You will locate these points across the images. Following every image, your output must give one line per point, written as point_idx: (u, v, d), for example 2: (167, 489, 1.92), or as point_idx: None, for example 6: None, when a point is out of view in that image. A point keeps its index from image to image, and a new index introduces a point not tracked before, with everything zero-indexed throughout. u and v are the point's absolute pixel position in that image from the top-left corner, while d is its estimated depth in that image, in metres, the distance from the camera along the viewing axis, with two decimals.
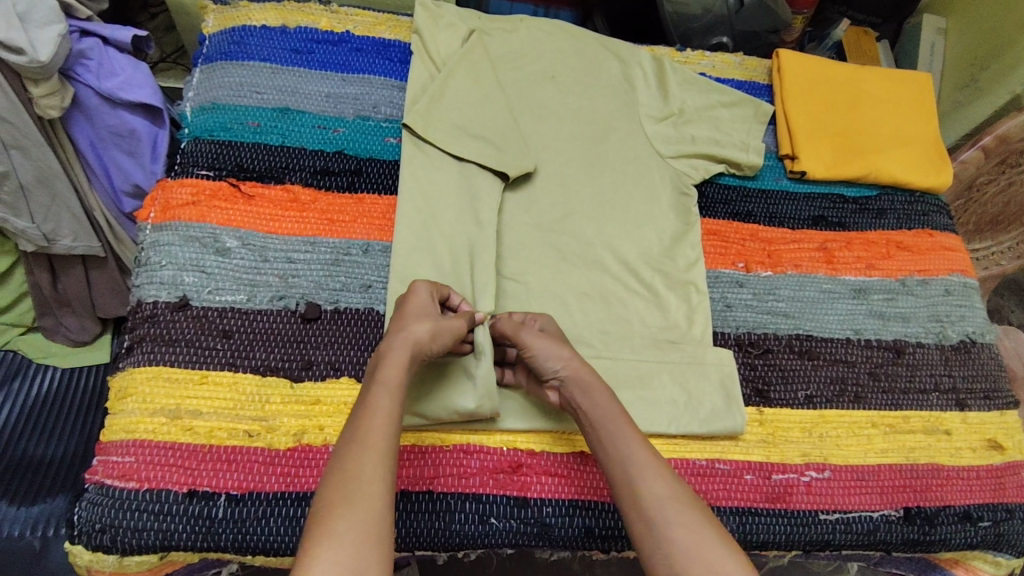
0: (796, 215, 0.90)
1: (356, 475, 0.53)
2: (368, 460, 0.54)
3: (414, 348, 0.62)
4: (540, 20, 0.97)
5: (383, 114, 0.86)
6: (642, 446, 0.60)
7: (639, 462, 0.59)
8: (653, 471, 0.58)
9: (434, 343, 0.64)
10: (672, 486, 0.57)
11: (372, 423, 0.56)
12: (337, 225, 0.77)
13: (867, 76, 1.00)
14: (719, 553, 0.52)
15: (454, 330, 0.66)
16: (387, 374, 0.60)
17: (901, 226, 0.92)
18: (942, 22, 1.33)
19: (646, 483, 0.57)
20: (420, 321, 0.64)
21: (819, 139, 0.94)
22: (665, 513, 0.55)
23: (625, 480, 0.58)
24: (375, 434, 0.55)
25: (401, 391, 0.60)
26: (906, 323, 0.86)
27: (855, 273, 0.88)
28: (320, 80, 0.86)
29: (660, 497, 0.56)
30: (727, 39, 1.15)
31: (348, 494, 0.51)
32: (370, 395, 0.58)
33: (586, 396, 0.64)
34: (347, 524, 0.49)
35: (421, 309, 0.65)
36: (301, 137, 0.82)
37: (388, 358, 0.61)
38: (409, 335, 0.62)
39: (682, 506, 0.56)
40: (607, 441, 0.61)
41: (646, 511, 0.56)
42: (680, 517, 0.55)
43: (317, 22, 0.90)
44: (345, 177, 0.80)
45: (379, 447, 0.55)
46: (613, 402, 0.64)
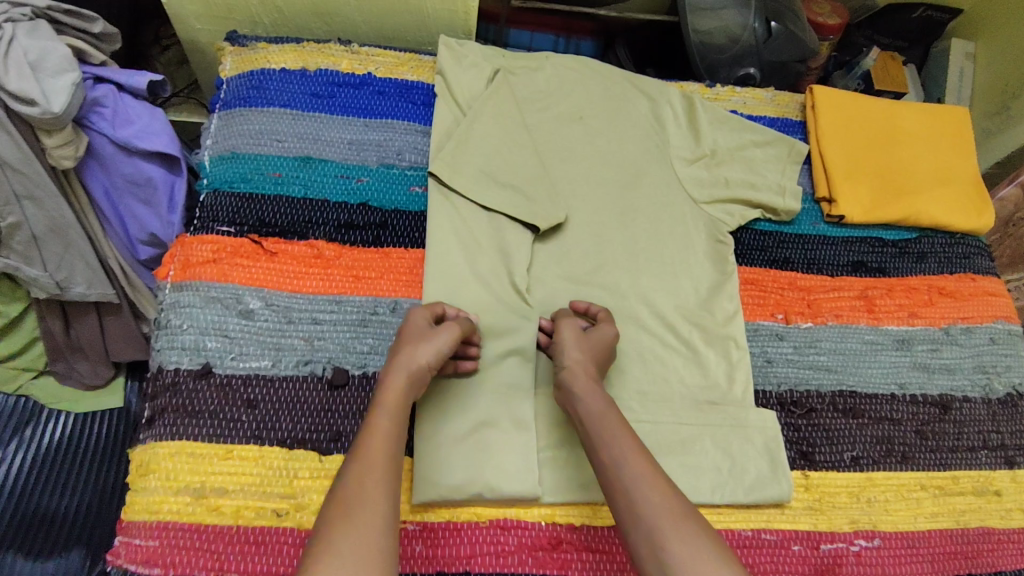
0: (835, 260, 0.87)
1: (353, 500, 0.53)
2: (370, 483, 0.55)
3: (410, 369, 0.63)
4: (566, 56, 0.94)
5: (407, 162, 0.82)
6: (640, 456, 0.60)
7: (636, 472, 0.58)
8: (650, 484, 0.58)
9: (436, 358, 0.64)
10: (668, 498, 0.57)
11: (371, 443, 0.58)
12: (363, 282, 0.74)
13: (905, 110, 0.96)
14: (717, 570, 0.52)
15: (451, 335, 0.65)
16: (388, 397, 0.61)
17: (942, 271, 0.89)
18: (971, 47, 1.29)
19: (642, 497, 0.57)
20: (418, 343, 0.64)
21: (858, 180, 0.90)
22: (664, 530, 0.55)
23: (621, 492, 0.58)
24: (376, 455, 0.57)
25: (402, 412, 0.61)
26: (952, 376, 0.83)
27: (897, 322, 0.84)
28: (341, 125, 0.83)
29: (657, 511, 0.56)
30: (754, 71, 1.12)
31: (349, 516, 0.52)
32: (373, 419, 0.59)
33: (585, 400, 0.65)
34: (350, 543, 0.51)
35: (417, 332, 0.65)
36: (323, 188, 0.79)
37: (386, 382, 0.62)
38: (406, 359, 0.63)
39: (681, 522, 0.55)
40: (603, 452, 0.61)
41: (639, 521, 0.56)
42: (677, 532, 0.54)
43: (337, 64, 0.87)
44: (370, 231, 0.77)
45: (381, 467, 0.56)
46: (614, 412, 0.64)
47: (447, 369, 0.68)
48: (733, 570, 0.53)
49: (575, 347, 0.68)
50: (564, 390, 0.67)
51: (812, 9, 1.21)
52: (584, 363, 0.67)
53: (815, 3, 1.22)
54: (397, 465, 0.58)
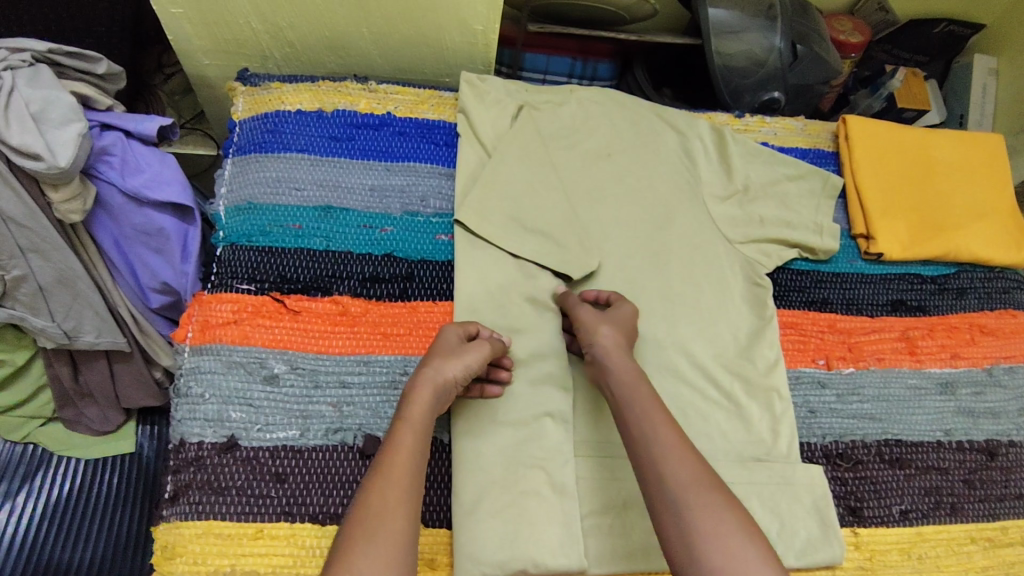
0: (873, 299, 0.84)
1: (379, 507, 0.55)
2: (392, 495, 0.56)
3: (436, 385, 0.63)
4: (590, 89, 0.91)
5: (432, 208, 0.79)
6: (670, 429, 0.62)
7: (665, 444, 0.61)
8: (677, 457, 0.60)
9: (464, 376, 0.64)
10: (696, 471, 0.59)
11: (395, 458, 0.58)
12: (391, 340, 0.71)
13: (937, 140, 0.93)
14: (739, 542, 0.55)
15: (480, 354, 0.65)
16: (412, 412, 0.61)
17: (983, 308, 0.87)
18: (994, 62, 1.26)
19: (669, 469, 0.59)
20: (446, 359, 0.64)
21: (894, 214, 0.87)
22: (689, 500, 0.57)
23: (647, 464, 0.60)
24: (399, 469, 0.58)
25: (427, 428, 0.61)
26: (997, 420, 0.80)
27: (941, 364, 0.82)
28: (362, 170, 0.80)
29: (683, 483, 0.58)
30: (779, 95, 1.07)
31: (368, 528, 0.54)
32: (397, 432, 0.60)
33: (613, 371, 0.67)
34: (371, 560, 0.52)
35: (447, 346, 0.66)
36: (346, 239, 0.75)
37: (414, 395, 0.62)
38: (433, 373, 0.63)
39: (707, 495, 0.58)
40: (635, 423, 0.63)
41: (663, 492, 0.58)
42: (703, 504, 0.57)
43: (355, 104, 0.84)
44: (397, 284, 0.74)
45: (403, 483, 0.57)
46: (646, 385, 0.66)
47: (473, 390, 0.68)
48: (753, 544, 0.56)
49: (604, 324, 0.70)
50: (596, 365, 0.68)
51: (834, 27, 1.18)
52: (616, 342, 0.69)
53: (836, 21, 1.19)
54: (419, 478, 0.59)
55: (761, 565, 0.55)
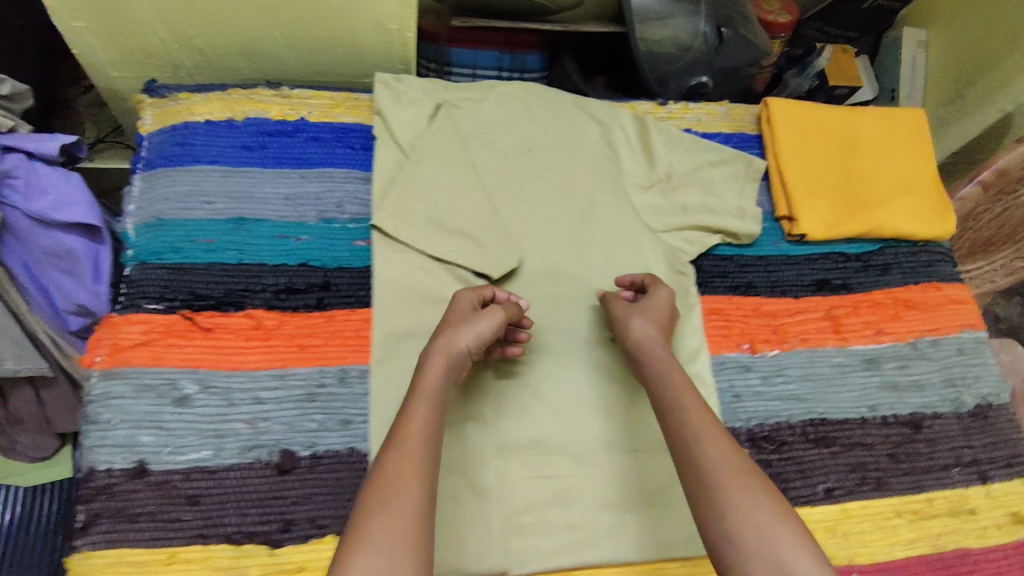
0: (798, 280, 0.85)
1: (391, 480, 0.53)
2: (405, 465, 0.54)
3: (448, 355, 0.62)
4: (511, 83, 0.90)
5: (349, 214, 0.78)
6: (703, 413, 0.60)
7: (698, 427, 0.59)
8: (711, 438, 0.58)
9: (477, 344, 0.64)
10: (729, 454, 0.57)
11: (410, 428, 0.57)
12: (308, 352, 0.70)
13: (864, 118, 0.94)
14: (776, 524, 0.52)
15: (494, 319, 0.66)
16: (426, 382, 0.60)
17: (907, 282, 0.88)
18: (923, 34, 1.26)
19: (705, 450, 0.57)
20: (458, 327, 0.64)
21: (817, 195, 0.87)
22: (725, 485, 0.55)
23: (683, 448, 0.59)
24: (413, 440, 0.56)
25: (441, 397, 0.60)
26: (922, 393, 0.81)
27: (865, 341, 0.83)
28: (276, 179, 0.78)
29: (718, 463, 0.56)
30: (707, 79, 1.07)
31: (383, 502, 0.52)
32: (411, 402, 0.59)
33: (651, 359, 0.67)
34: (382, 530, 0.50)
35: (460, 316, 0.66)
36: (260, 250, 0.74)
37: (427, 365, 0.61)
38: (446, 342, 0.63)
39: (740, 479, 0.55)
40: (668, 410, 0.62)
41: (699, 476, 0.57)
42: (741, 486, 0.55)
43: (267, 111, 0.82)
44: (313, 294, 0.73)
45: (418, 452, 0.55)
46: (680, 370, 0.65)
47: (493, 353, 0.71)
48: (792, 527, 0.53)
49: (635, 317, 0.71)
50: (634, 358, 0.70)
51: (762, 7, 1.18)
52: (651, 333, 0.69)
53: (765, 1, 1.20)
54: (433, 450, 0.57)
55: (800, 550, 0.51)
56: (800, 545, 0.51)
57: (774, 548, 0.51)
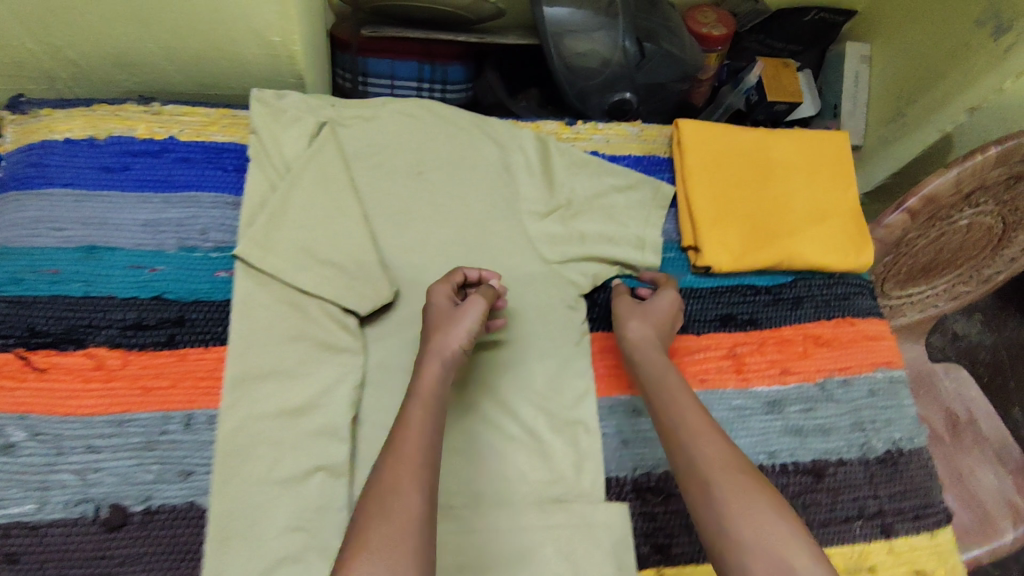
0: (701, 315, 0.80)
1: (392, 486, 0.55)
2: (402, 471, 0.55)
3: (444, 357, 0.64)
4: (406, 100, 0.84)
5: (212, 242, 0.72)
6: (698, 414, 0.64)
7: (693, 428, 0.63)
8: (706, 438, 0.62)
9: (467, 339, 0.66)
10: (722, 452, 0.61)
11: (407, 432, 0.58)
12: (152, 395, 0.65)
13: (780, 140, 0.89)
14: (771, 519, 0.56)
15: (477, 311, 0.67)
16: (422, 386, 0.62)
17: (820, 317, 0.83)
18: (867, 48, 1.21)
19: (699, 450, 0.61)
20: (447, 330, 0.66)
21: (726, 223, 0.83)
22: (720, 478, 0.59)
23: (680, 448, 0.63)
24: (410, 444, 0.57)
25: (436, 400, 0.62)
26: (828, 438, 0.76)
27: (768, 382, 0.78)
28: (134, 204, 0.72)
29: (712, 462, 0.60)
30: (630, 95, 1.02)
31: (385, 508, 0.53)
32: (409, 407, 0.60)
33: (645, 364, 0.70)
34: (384, 532, 0.52)
35: (445, 314, 0.67)
36: (109, 282, 0.69)
37: (423, 371, 0.63)
38: (440, 344, 0.64)
39: (732, 476, 0.59)
40: (665, 412, 0.65)
41: (695, 474, 0.60)
42: (735, 482, 0.59)
43: (133, 128, 0.76)
44: (163, 330, 0.68)
45: (415, 454, 0.57)
46: (673, 374, 0.68)
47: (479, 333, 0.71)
48: (783, 519, 0.57)
49: (635, 320, 0.73)
50: (631, 360, 0.72)
51: (696, 20, 1.13)
52: (648, 335, 0.72)
53: (701, 13, 1.14)
54: (434, 451, 0.58)
55: (791, 542, 0.55)
56: (792, 537, 0.55)
57: (768, 540, 0.55)
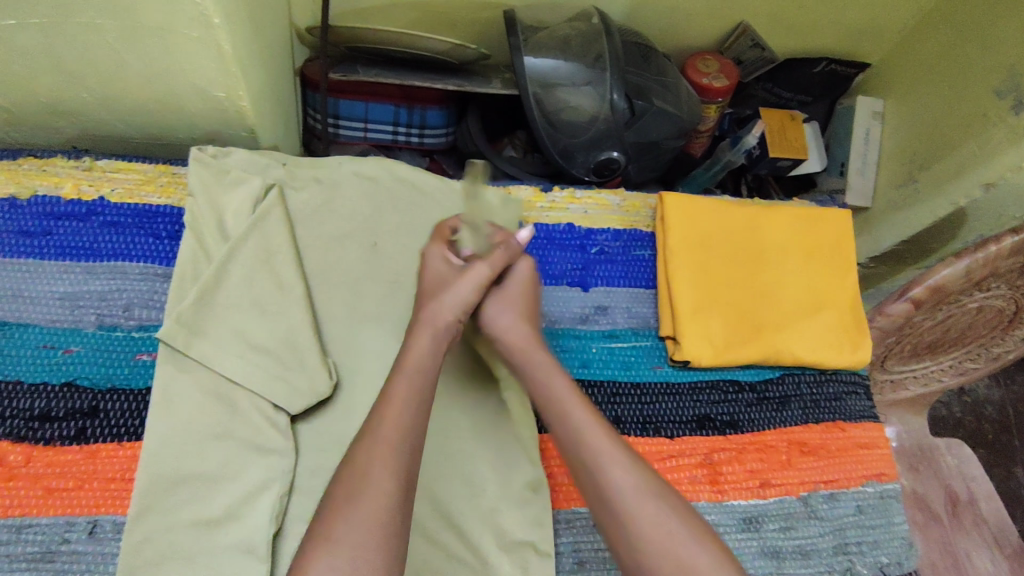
0: (675, 416, 0.73)
1: (361, 471, 0.52)
2: (372, 457, 0.52)
3: (439, 329, 0.61)
4: (365, 159, 0.78)
5: (135, 320, 0.66)
6: (600, 430, 0.59)
7: (599, 449, 0.58)
8: (612, 459, 0.57)
9: (464, 310, 0.63)
10: (629, 474, 0.56)
11: (386, 415, 0.55)
12: (54, 498, 0.59)
13: (775, 215, 0.82)
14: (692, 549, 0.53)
15: (474, 279, 0.63)
16: (408, 361, 0.58)
17: (808, 420, 0.76)
18: (878, 105, 1.12)
19: (608, 473, 0.56)
20: (440, 297, 0.62)
21: (709, 311, 0.76)
22: (631, 508, 0.55)
23: (587, 473, 0.57)
24: (386, 429, 0.54)
25: (424, 377, 0.58)
26: (807, 561, 0.69)
27: (746, 495, 0.70)
28: (53, 274, 0.66)
29: (621, 488, 0.56)
30: (618, 154, 0.94)
31: (353, 493, 0.51)
32: (393, 384, 0.57)
33: (533, 373, 0.63)
34: (350, 523, 0.49)
35: (439, 283, 0.64)
36: (18, 366, 0.63)
37: (412, 344, 0.60)
38: (432, 315, 0.61)
39: (647, 499, 0.55)
40: (564, 431, 0.60)
41: (608, 504, 0.56)
42: (648, 512, 0.54)
43: (59, 187, 0.70)
44: (73, 422, 0.61)
45: (393, 440, 0.53)
46: (562, 380, 0.62)
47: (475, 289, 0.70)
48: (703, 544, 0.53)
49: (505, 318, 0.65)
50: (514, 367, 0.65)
51: (697, 68, 1.05)
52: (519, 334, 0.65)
53: (703, 61, 1.06)
54: (413, 436, 0.55)
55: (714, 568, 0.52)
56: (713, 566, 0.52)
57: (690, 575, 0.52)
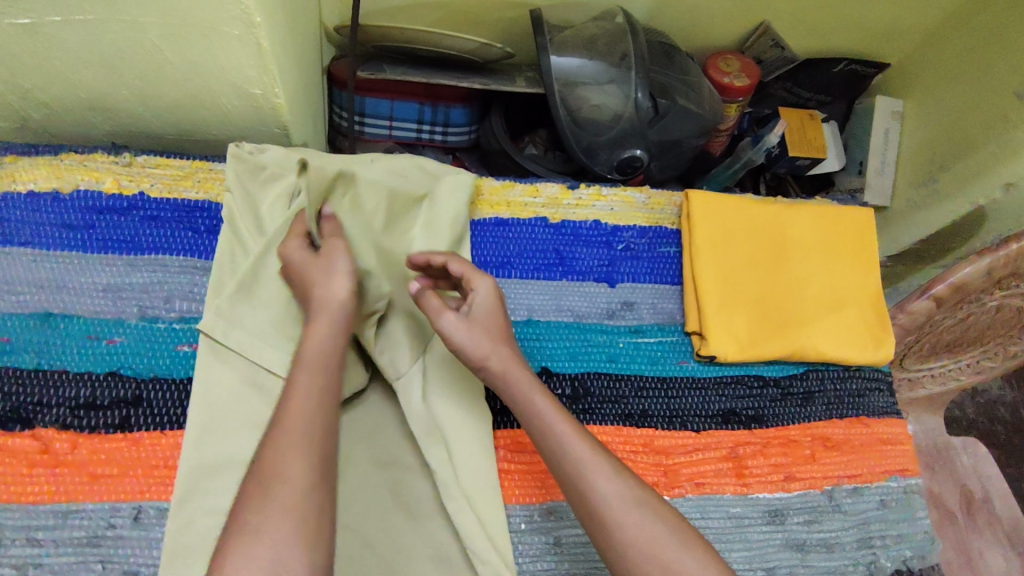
0: (701, 410, 0.74)
1: (272, 464, 0.52)
2: (285, 450, 0.52)
3: (329, 312, 0.61)
4: (393, 155, 0.80)
5: (175, 312, 0.68)
6: (580, 443, 0.58)
7: (582, 461, 0.57)
8: (595, 470, 0.57)
9: (348, 285, 0.63)
10: (615, 485, 0.56)
11: (289, 407, 0.55)
12: (100, 483, 0.60)
13: (797, 213, 0.83)
14: (675, 552, 0.53)
15: (341, 251, 0.65)
16: (305, 353, 0.59)
17: (832, 416, 0.77)
18: (898, 105, 1.13)
19: (591, 484, 0.56)
20: (322, 281, 0.63)
21: (734, 308, 0.77)
22: (616, 517, 0.55)
23: (571, 483, 0.57)
24: (293, 420, 0.54)
25: (324, 364, 0.58)
26: (830, 554, 0.70)
27: (770, 488, 0.71)
28: (95, 266, 0.68)
29: (605, 499, 0.56)
30: (641, 152, 0.94)
31: (263, 487, 0.51)
32: (294, 375, 0.58)
33: (509, 387, 0.62)
34: (265, 517, 0.49)
35: (315, 269, 0.65)
36: (63, 355, 0.64)
37: (309, 331, 0.61)
38: (320, 297, 0.62)
39: (632, 506, 0.55)
40: (544, 442, 0.59)
41: (593, 514, 0.56)
42: (632, 521, 0.54)
43: (100, 181, 0.71)
44: (117, 411, 0.63)
45: (300, 433, 0.53)
46: (540, 392, 0.61)
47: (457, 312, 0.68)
48: (688, 547, 0.54)
49: (473, 338, 0.63)
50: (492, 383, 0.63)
51: (718, 68, 1.06)
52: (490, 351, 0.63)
53: (722, 59, 1.07)
54: (322, 428, 0.55)
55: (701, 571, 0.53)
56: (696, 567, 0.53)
57: None
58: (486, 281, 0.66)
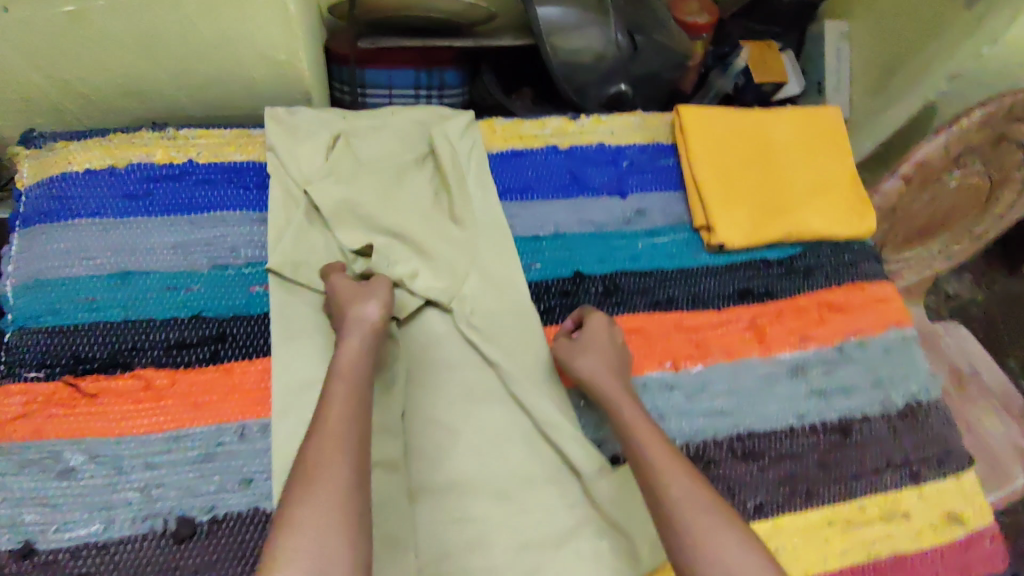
0: (719, 291, 0.83)
1: (314, 462, 0.49)
2: (325, 447, 0.50)
3: (365, 327, 0.63)
4: (410, 109, 0.88)
5: (242, 259, 0.74)
6: (662, 448, 0.58)
7: (659, 463, 0.56)
8: (672, 473, 0.55)
9: (381, 306, 0.65)
10: (689, 485, 0.54)
11: (328, 412, 0.53)
12: (204, 409, 0.66)
13: (777, 118, 0.93)
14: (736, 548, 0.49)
15: (383, 286, 0.67)
16: (341, 360, 0.59)
17: (831, 284, 0.87)
18: (845, 26, 1.25)
19: (666, 484, 0.54)
20: (359, 301, 0.65)
21: (735, 204, 0.86)
22: (684, 518, 0.52)
23: (647, 484, 0.56)
24: (332, 422, 0.53)
25: (356, 369, 0.58)
26: (850, 396, 0.80)
27: (790, 349, 0.81)
28: (161, 228, 0.74)
29: (676, 499, 0.53)
30: (626, 87, 1.05)
31: (312, 476, 0.49)
32: (330, 386, 0.56)
33: (604, 395, 0.66)
34: (308, 509, 0.47)
35: (354, 292, 0.66)
36: (147, 306, 0.70)
37: (343, 344, 0.61)
38: (357, 313, 0.63)
39: (703, 505, 0.52)
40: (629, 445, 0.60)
41: (663, 515, 0.53)
42: (701, 522, 0.51)
43: (151, 155, 0.77)
44: (206, 347, 0.69)
45: (337, 433, 0.52)
46: (628, 402, 0.64)
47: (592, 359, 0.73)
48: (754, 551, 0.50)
49: (580, 355, 0.69)
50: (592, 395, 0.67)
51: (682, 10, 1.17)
52: (595, 368, 0.68)
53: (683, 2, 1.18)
54: (357, 426, 0.54)
55: None
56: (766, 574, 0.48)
57: None
58: (602, 316, 0.72)
